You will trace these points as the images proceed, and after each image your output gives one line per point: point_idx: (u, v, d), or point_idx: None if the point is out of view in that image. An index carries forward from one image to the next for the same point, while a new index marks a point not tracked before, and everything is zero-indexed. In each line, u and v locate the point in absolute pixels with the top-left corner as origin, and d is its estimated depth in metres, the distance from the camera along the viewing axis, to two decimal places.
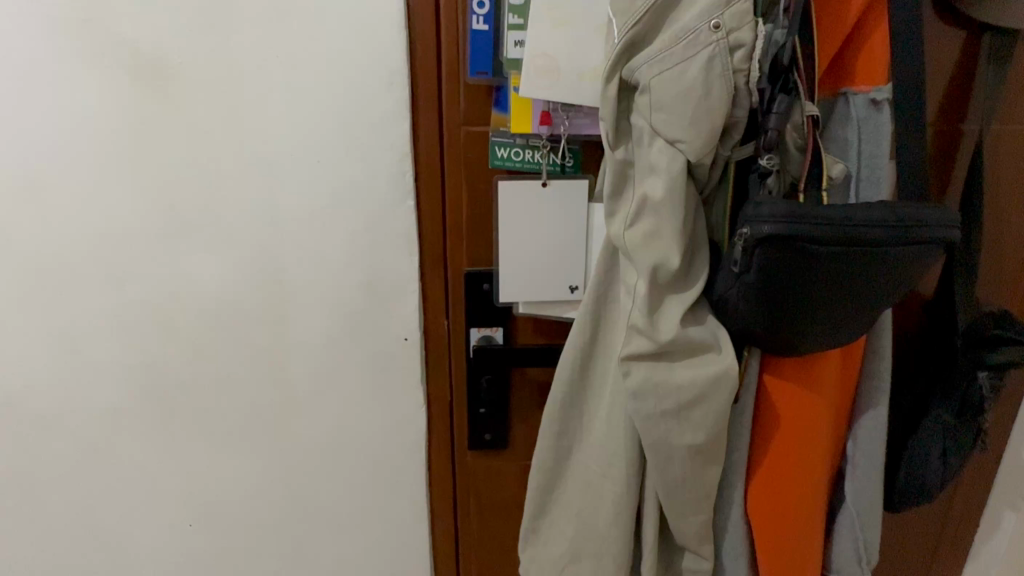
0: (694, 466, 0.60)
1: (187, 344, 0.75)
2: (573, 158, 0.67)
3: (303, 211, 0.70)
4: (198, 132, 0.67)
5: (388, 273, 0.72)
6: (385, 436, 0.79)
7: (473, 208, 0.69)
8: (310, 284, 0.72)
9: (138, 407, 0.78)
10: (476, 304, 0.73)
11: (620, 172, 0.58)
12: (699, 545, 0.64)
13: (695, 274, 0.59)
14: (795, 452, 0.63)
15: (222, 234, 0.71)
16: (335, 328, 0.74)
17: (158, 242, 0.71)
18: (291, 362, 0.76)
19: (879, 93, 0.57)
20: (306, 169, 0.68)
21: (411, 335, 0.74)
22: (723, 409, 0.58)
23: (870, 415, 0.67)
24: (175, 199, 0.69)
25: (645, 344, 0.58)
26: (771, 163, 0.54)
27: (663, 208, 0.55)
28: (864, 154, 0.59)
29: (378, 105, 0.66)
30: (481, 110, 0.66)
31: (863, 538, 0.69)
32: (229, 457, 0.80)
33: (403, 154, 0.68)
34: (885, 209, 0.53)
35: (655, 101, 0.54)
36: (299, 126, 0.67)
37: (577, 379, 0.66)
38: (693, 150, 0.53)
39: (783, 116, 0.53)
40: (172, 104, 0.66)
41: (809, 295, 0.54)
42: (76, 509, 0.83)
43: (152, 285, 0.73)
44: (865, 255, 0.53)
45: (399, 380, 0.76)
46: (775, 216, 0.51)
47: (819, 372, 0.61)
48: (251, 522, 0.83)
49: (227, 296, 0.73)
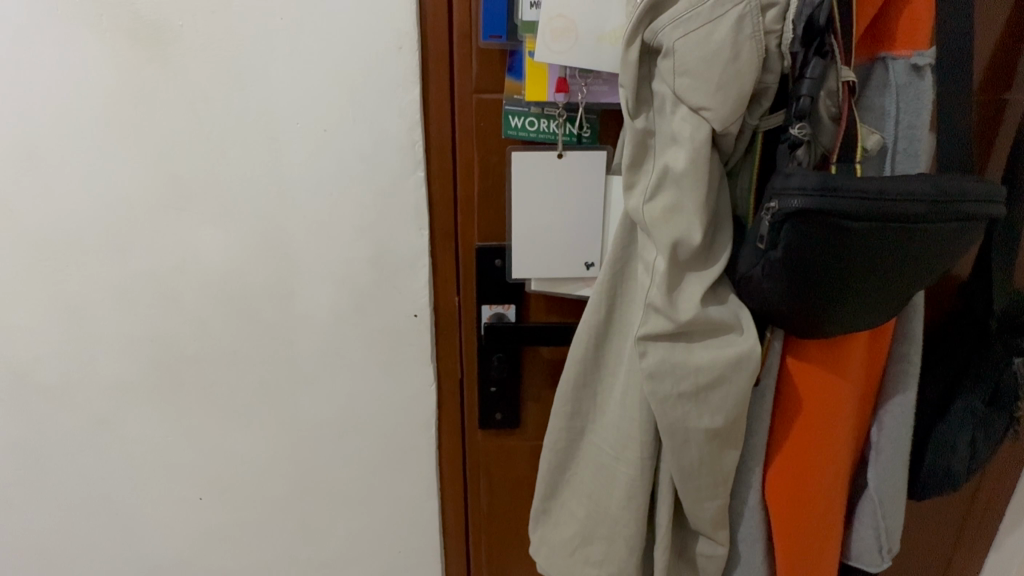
0: (711, 450, 0.58)
1: (192, 317, 0.74)
2: (590, 128, 0.64)
3: (311, 183, 0.68)
4: (201, 99, 0.65)
5: (398, 248, 0.70)
6: (393, 412, 0.78)
7: (486, 181, 0.67)
8: (318, 259, 0.71)
9: (145, 381, 0.78)
10: (487, 280, 0.71)
11: (640, 142, 0.55)
12: (714, 530, 0.62)
13: (718, 250, 0.56)
14: (818, 437, 0.60)
15: (228, 207, 0.69)
16: (344, 305, 0.73)
17: (163, 214, 0.70)
18: (299, 338, 0.75)
19: (921, 57, 0.53)
20: (313, 139, 0.66)
21: (421, 312, 0.73)
22: (743, 392, 0.56)
23: (896, 401, 0.65)
24: (178, 169, 0.68)
25: (662, 324, 0.55)
26: (802, 133, 0.50)
27: (685, 181, 0.52)
28: (902, 124, 0.55)
29: (387, 72, 0.63)
30: (495, 77, 0.63)
31: (885, 526, 0.67)
32: (239, 430, 0.80)
33: (414, 123, 0.65)
34: (925, 182, 0.50)
35: (679, 66, 0.50)
36: (306, 93, 0.64)
37: (590, 360, 0.64)
38: (719, 118, 0.50)
39: (818, 81, 0.49)
40: (173, 69, 0.64)
41: (840, 273, 0.51)
42: (85, 481, 0.83)
43: (157, 257, 0.72)
44: (902, 231, 0.50)
45: (408, 356, 0.75)
46: (806, 188, 0.48)
47: (844, 355, 0.59)
48: (260, 495, 0.83)
49: (234, 270, 0.72)
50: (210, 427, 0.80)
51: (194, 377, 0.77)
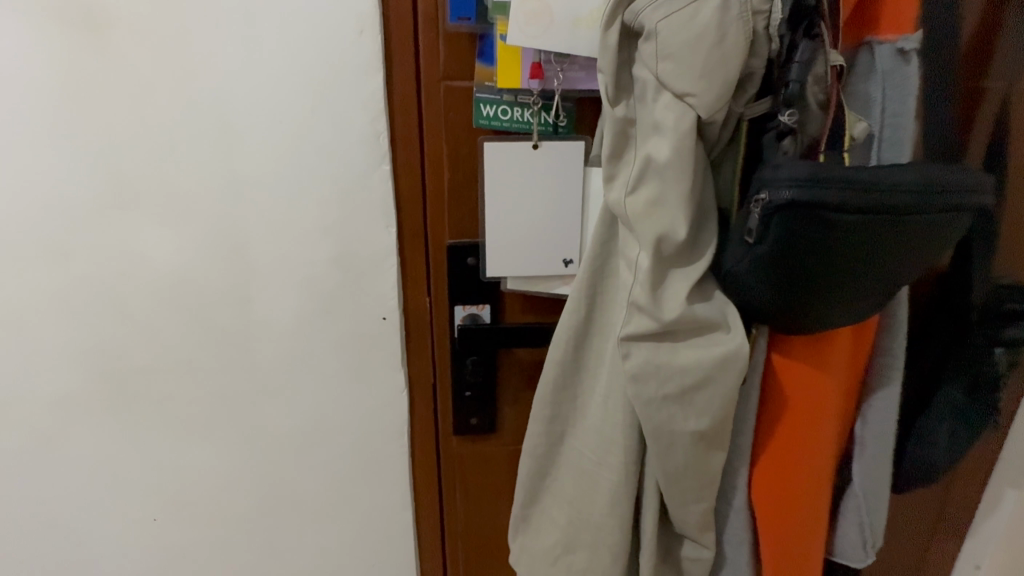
0: (697, 453, 0.56)
1: (141, 326, 0.69)
2: (566, 117, 0.61)
3: (268, 178, 0.63)
4: (145, 87, 0.59)
5: (364, 247, 0.66)
6: (362, 420, 0.74)
7: (457, 174, 0.63)
8: (278, 261, 0.66)
9: (92, 395, 0.72)
10: (459, 280, 0.67)
11: (620, 131, 0.51)
12: (700, 533, 0.60)
13: (703, 246, 0.53)
14: (803, 435, 0.59)
15: (179, 206, 0.64)
16: (307, 308, 0.68)
17: (105, 215, 0.64)
18: (259, 346, 0.70)
19: (907, 42, 0.51)
20: (269, 131, 0.61)
21: (390, 315, 0.69)
22: (730, 394, 0.53)
23: (881, 395, 0.63)
24: (121, 166, 0.62)
25: (646, 324, 0.53)
26: (791, 120, 0.48)
27: (669, 172, 0.49)
28: (888, 111, 0.53)
29: (347, 57, 0.58)
30: (464, 62, 0.59)
31: (869, 522, 0.66)
32: (197, 445, 0.74)
33: (378, 113, 0.61)
34: (916, 171, 0.48)
35: (661, 49, 0.47)
36: (261, 80, 0.59)
37: (570, 360, 0.61)
38: (704, 105, 0.47)
39: (806, 65, 0.47)
40: (110, 54, 0.58)
41: (829, 267, 0.49)
42: (28, 505, 0.77)
43: (100, 262, 0.66)
44: (892, 224, 0.48)
45: (377, 362, 0.71)
46: (796, 179, 0.46)
47: (831, 349, 0.57)
48: (223, 513, 0.78)
49: (186, 274, 0.66)
50: (166, 443, 0.74)
51: (146, 390, 0.72)
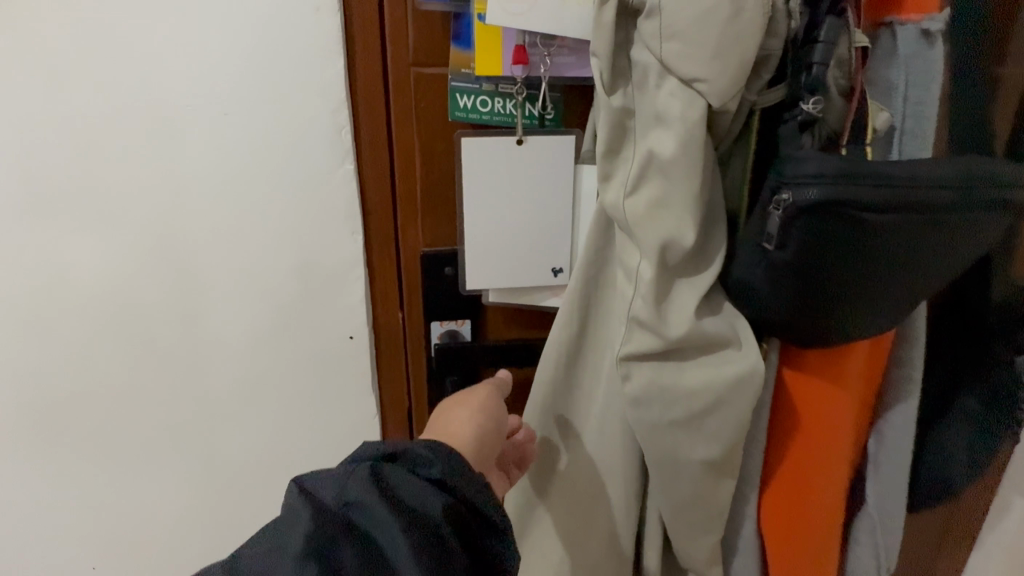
0: (706, 483, 0.50)
1: (73, 349, 0.60)
2: (554, 109, 0.54)
3: (213, 178, 0.55)
4: (64, 74, 0.51)
5: (326, 257, 0.58)
6: (329, 448, 0.66)
7: (431, 174, 0.56)
8: (229, 274, 0.58)
9: (18, 428, 0.63)
10: (436, 292, 0.60)
11: (618, 122, 0.45)
12: (708, 569, 0.55)
13: (711, 252, 0.47)
14: (820, 457, 0.53)
15: (112, 212, 0.56)
16: (264, 326, 0.61)
17: (26, 224, 0.56)
18: (211, 369, 0.62)
19: (932, 22, 0.46)
20: (215, 126, 0.53)
21: (357, 333, 0.61)
22: (743, 417, 0.48)
23: (898, 409, 0.58)
24: (41, 166, 0.54)
25: (650, 341, 0.46)
26: (816, 108, 0.42)
27: (675, 169, 0.43)
28: (910, 100, 0.48)
29: (302, 42, 0.51)
30: (437, 46, 0.52)
31: (884, 545, 0.62)
32: (142, 480, 0.66)
33: (340, 105, 0.53)
34: (950, 166, 0.43)
35: (666, 26, 0.41)
36: (202, 66, 0.51)
37: (562, 381, 0.54)
38: (717, 92, 0.41)
39: (831, 46, 0.41)
40: (21, 35, 0.50)
41: (856, 274, 0.43)
42: None
43: (21, 278, 0.57)
44: (925, 224, 0.43)
45: (345, 383, 0.64)
46: (823, 175, 0.40)
47: (850, 362, 0.52)
48: (176, 551, 0.70)
49: (123, 290, 0.58)
50: (104, 480, 0.66)
51: (81, 421, 0.63)
